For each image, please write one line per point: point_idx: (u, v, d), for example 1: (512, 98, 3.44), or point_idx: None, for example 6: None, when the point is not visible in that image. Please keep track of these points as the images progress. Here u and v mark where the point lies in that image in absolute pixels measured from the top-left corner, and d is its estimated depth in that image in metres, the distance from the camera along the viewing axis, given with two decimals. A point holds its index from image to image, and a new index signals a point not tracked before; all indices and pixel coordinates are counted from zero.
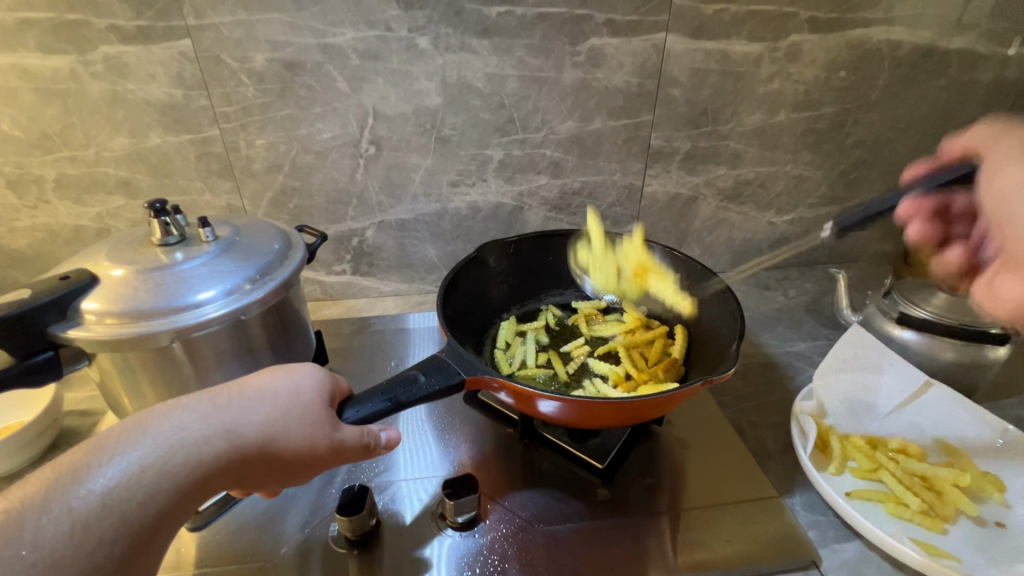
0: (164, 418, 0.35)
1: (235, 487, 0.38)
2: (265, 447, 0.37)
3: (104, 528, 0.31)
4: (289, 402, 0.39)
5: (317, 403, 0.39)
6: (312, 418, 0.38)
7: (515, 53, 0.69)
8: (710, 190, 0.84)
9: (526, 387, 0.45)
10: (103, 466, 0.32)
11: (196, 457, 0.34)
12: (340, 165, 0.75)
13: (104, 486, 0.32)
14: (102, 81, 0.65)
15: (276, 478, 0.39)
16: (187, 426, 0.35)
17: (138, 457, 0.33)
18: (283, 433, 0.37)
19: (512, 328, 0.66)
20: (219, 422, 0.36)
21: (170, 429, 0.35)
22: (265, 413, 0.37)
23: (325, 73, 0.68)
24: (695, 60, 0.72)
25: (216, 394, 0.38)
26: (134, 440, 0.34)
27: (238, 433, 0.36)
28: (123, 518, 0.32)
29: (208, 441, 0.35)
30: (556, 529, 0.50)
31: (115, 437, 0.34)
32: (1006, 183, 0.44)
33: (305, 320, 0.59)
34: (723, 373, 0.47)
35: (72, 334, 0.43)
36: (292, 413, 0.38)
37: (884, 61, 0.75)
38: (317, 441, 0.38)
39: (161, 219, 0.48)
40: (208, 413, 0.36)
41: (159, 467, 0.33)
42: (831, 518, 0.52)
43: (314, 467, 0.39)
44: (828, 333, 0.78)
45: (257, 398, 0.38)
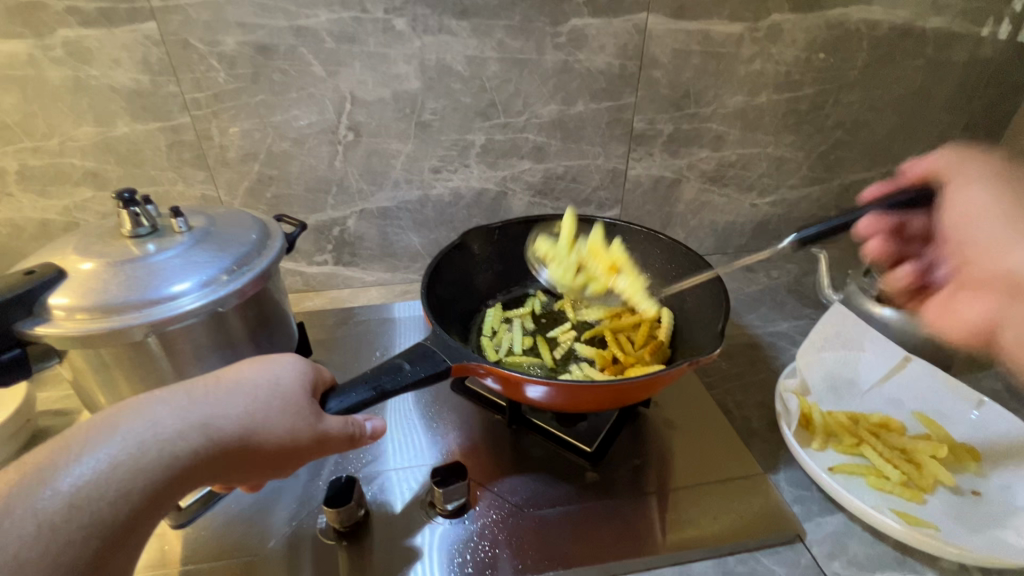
0: (135, 412, 0.34)
1: (216, 482, 0.37)
2: (243, 440, 0.36)
3: (74, 530, 0.30)
4: (269, 393, 0.38)
5: (298, 393, 0.39)
6: (293, 409, 0.38)
7: (494, 35, 0.68)
8: (693, 172, 0.84)
9: (512, 372, 0.45)
10: (70, 466, 0.31)
11: (171, 453, 0.33)
12: (318, 152, 0.73)
13: (71, 485, 0.31)
14: (63, 67, 0.62)
15: (258, 472, 0.38)
16: (160, 421, 0.34)
17: (107, 455, 0.32)
18: (263, 426, 0.36)
19: (499, 315, 0.65)
20: (194, 416, 0.35)
21: (142, 424, 0.33)
22: (243, 405, 0.36)
23: (299, 56, 0.66)
24: (676, 41, 0.71)
25: (192, 386, 0.37)
26: (103, 436, 0.32)
27: (215, 426, 0.35)
28: (94, 519, 0.31)
29: (183, 436, 0.34)
30: (546, 513, 0.50)
31: (83, 435, 0.33)
32: (958, 204, 0.52)
33: (286, 312, 0.58)
34: (708, 354, 0.46)
35: (40, 330, 0.41)
36: (272, 405, 0.37)
37: (863, 41, 0.75)
38: (299, 431, 0.37)
39: (130, 209, 0.46)
40: (183, 407, 0.35)
41: (131, 465, 0.32)
42: (814, 492, 0.53)
43: (298, 459, 0.38)
44: (810, 313, 0.79)
45: (235, 390, 0.37)
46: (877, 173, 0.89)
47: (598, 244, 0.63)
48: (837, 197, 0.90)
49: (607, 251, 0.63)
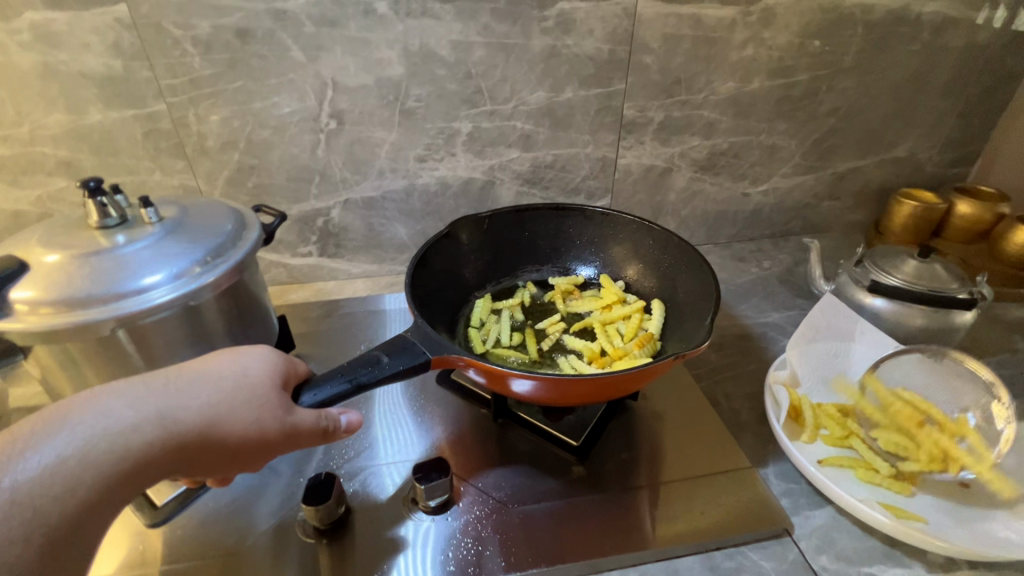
0: (88, 405, 0.33)
1: (177, 477, 0.36)
2: (205, 433, 0.35)
3: (15, 527, 0.29)
4: (234, 384, 0.36)
5: (266, 385, 0.37)
6: (259, 402, 0.36)
7: (479, 19, 0.66)
8: (684, 160, 0.82)
9: (495, 365, 0.44)
10: (15, 460, 0.30)
11: (125, 446, 0.32)
12: (299, 140, 0.71)
13: (14, 481, 0.29)
14: (31, 52, 0.60)
15: (222, 466, 0.37)
16: (115, 413, 0.33)
17: (57, 448, 0.31)
18: (225, 419, 0.35)
19: (487, 306, 0.64)
20: (153, 408, 0.34)
21: (94, 417, 0.32)
22: (205, 398, 0.35)
23: (278, 41, 0.64)
24: (667, 26, 0.70)
25: (152, 377, 0.35)
26: (53, 431, 0.31)
27: (173, 419, 0.34)
28: (39, 514, 0.30)
29: (139, 429, 0.33)
30: (532, 509, 0.49)
31: (31, 429, 0.31)
32: None
33: (266, 304, 0.56)
34: (696, 347, 0.45)
35: (2, 326, 0.40)
36: (236, 397, 0.36)
37: (857, 26, 0.74)
38: (265, 424, 0.36)
39: (97, 199, 0.44)
40: (140, 399, 0.34)
41: (81, 458, 0.31)
42: (803, 485, 0.52)
43: (265, 453, 0.37)
44: (802, 303, 0.78)
45: (199, 381, 0.36)
46: (870, 161, 0.87)
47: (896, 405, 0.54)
48: (831, 186, 0.89)
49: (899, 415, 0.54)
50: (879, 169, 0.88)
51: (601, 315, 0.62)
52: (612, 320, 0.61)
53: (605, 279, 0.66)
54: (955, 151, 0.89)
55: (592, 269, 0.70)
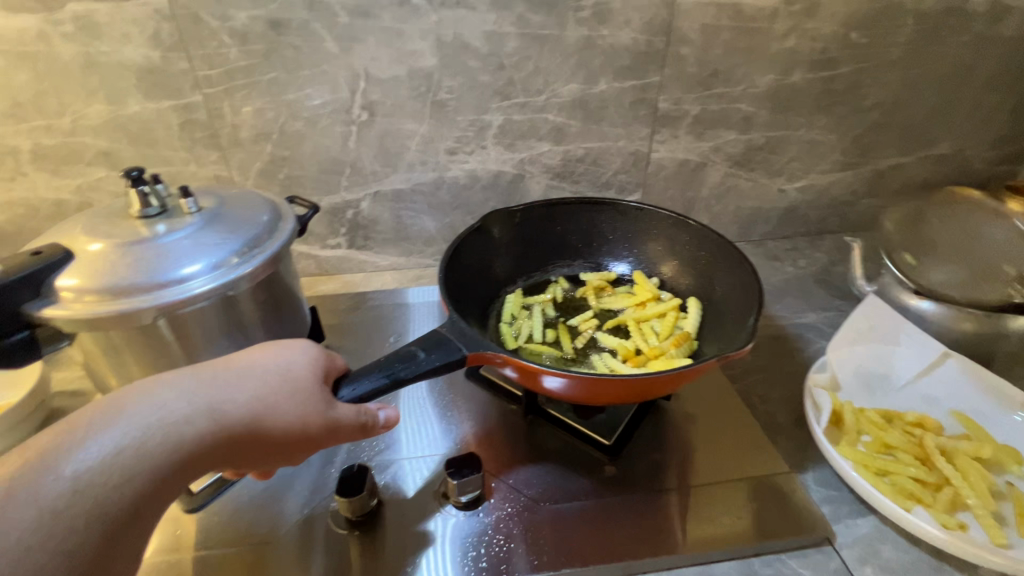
0: (142, 397, 0.33)
1: (224, 470, 0.36)
2: (254, 426, 0.35)
3: (77, 516, 0.29)
4: (279, 379, 0.37)
5: (308, 378, 0.38)
6: (304, 395, 0.37)
7: (514, 9, 0.65)
8: (719, 155, 0.80)
9: (530, 362, 0.43)
10: (75, 449, 0.30)
11: (178, 438, 0.32)
12: (331, 132, 0.71)
13: (75, 470, 0.29)
14: (74, 43, 0.61)
15: (267, 460, 0.37)
16: (167, 405, 0.33)
17: (114, 439, 0.31)
18: (272, 411, 0.35)
19: (518, 301, 0.63)
20: (204, 400, 0.34)
21: (149, 409, 0.32)
22: (252, 391, 0.35)
23: (312, 32, 0.64)
24: (706, 16, 0.68)
25: (200, 371, 0.36)
26: (109, 421, 0.31)
27: (223, 411, 0.34)
28: (99, 504, 0.29)
29: (191, 421, 0.33)
30: (563, 507, 0.49)
31: (87, 419, 0.31)
32: None
33: (299, 296, 0.57)
34: (739, 350, 0.44)
35: (49, 313, 0.40)
36: (281, 391, 0.36)
37: (906, 15, 0.71)
38: (309, 417, 0.36)
39: (139, 188, 0.45)
40: (191, 391, 0.34)
41: (137, 449, 0.31)
42: (844, 493, 0.51)
43: (308, 447, 0.37)
44: (840, 304, 0.75)
45: (245, 375, 0.36)
46: (914, 158, 0.84)
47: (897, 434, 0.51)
48: (871, 183, 0.86)
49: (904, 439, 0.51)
50: (923, 166, 0.85)
51: (635, 313, 0.61)
52: (646, 318, 0.60)
53: (638, 276, 0.65)
54: (1006, 148, 0.85)
55: (625, 266, 0.69)
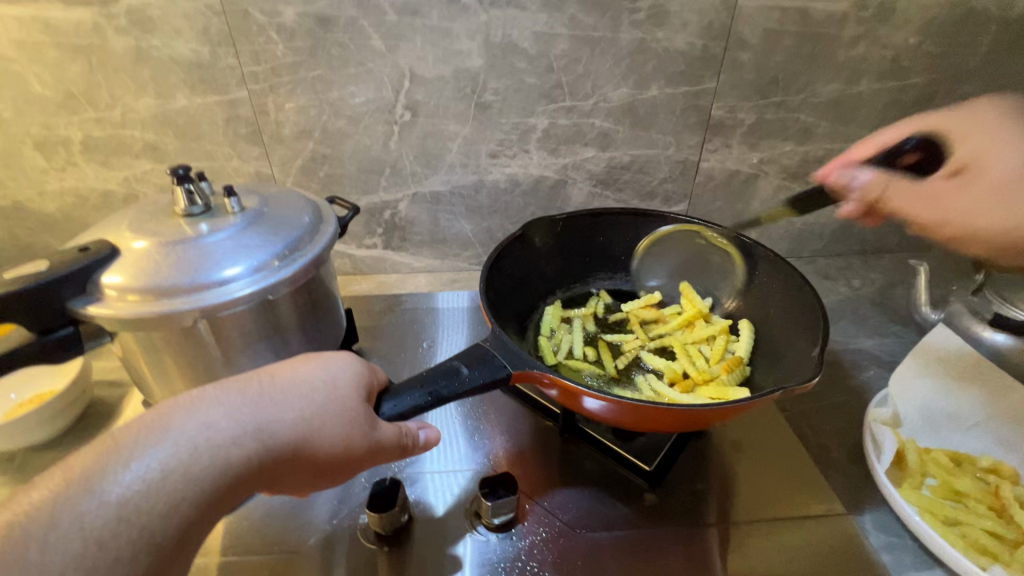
0: (186, 414, 0.32)
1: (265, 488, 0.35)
2: (299, 448, 0.34)
3: (122, 547, 0.27)
4: (326, 396, 0.35)
5: (353, 395, 0.36)
6: (349, 416, 0.35)
7: (566, 10, 0.62)
8: (773, 166, 0.76)
9: (576, 384, 0.41)
10: (119, 472, 0.29)
11: (224, 461, 0.31)
12: (373, 132, 0.70)
13: (120, 496, 0.28)
14: (127, 37, 0.61)
15: (308, 479, 0.36)
16: (213, 424, 0.31)
17: (160, 461, 0.30)
18: (319, 432, 0.34)
19: (557, 313, 0.61)
20: (249, 419, 0.32)
21: (195, 428, 0.31)
22: (299, 409, 0.34)
23: (359, 29, 0.63)
24: (769, 20, 0.64)
25: (245, 384, 0.34)
26: (154, 440, 0.30)
27: (270, 432, 0.33)
28: (143, 533, 0.28)
29: (238, 442, 0.31)
30: (599, 536, 0.46)
31: (130, 438, 0.30)
32: None
33: (336, 299, 0.56)
34: (802, 385, 0.41)
35: (93, 311, 0.40)
36: (328, 409, 0.35)
37: (990, 23, 0.65)
38: (355, 440, 0.35)
39: (184, 186, 0.44)
40: (237, 409, 0.33)
41: (183, 474, 0.30)
42: (906, 541, 0.47)
43: (351, 468, 0.36)
44: (899, 331, 0.70)
45: (291, 390, 0.35)
46: None
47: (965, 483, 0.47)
48: None
49: (974, 489, 0.47)
50: None
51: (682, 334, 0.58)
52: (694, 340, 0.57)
53: (685, 292, 0.62)
54: None
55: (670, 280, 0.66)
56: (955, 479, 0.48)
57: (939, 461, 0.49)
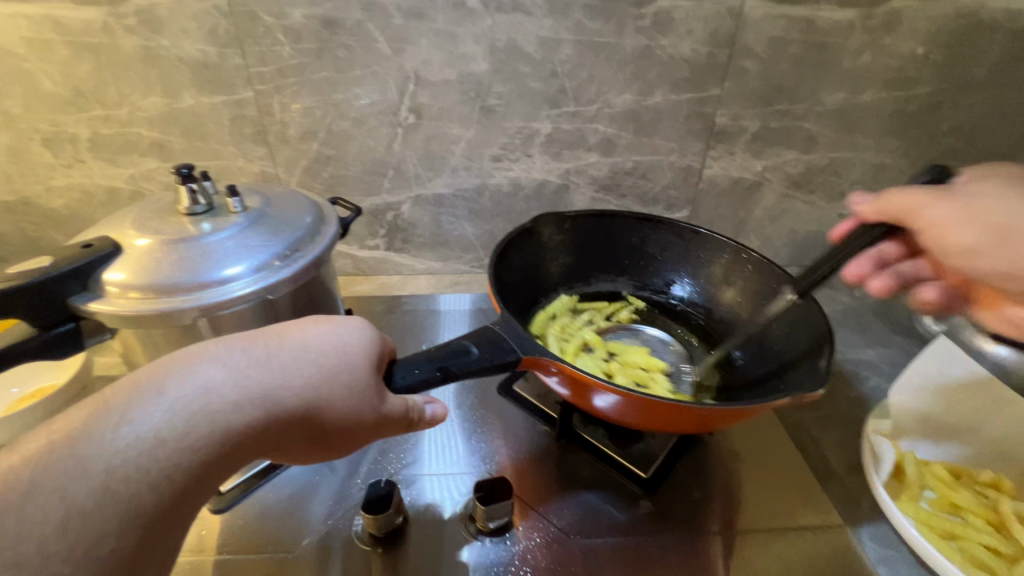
0: (187, 376, 0.31)
1: (266, 455, 0.34)
2: (302, 417, 0.33)
3: (112, 514, 0.28)
4: (334, 364, 0.34)
5: (360, 366, 0.35)
6: (355, 389, 0.34)
7: (571, 15, 0.63)
8: (776, 175, 0.76)
9: (585, 374, 0.41)
10: (114, 433, 0.29)
11: (222, 429, 0.30)
12: (377, 134, 0.70)
13: (114, 458, 0.28)
14: (135, 36, 0.62)
15: (309, 448, 0.35)
16: (213, 388, 0.31)
17: (156, 425, 0.29)
18: (324, 404, 0.33)
19: (574, 300, 0.64)
20: (251, 383, 0.32)
21: (194, 391, 0.31)
22: (303, 377, 0.33)
23: (365, 32, 0.63)
24: (775, 28, 0.64)
25: (250, 346, 0.33)
26: (152, 402, 0.30)
27: (273, 400, 0.32)
28: (135, 500, 0.28)
29: (239, 410, 0.31)
30: (594, 542, 0.46)
31: (128, 398, 0.30)
32: None
33: (336, 299, 0.56)
34: (809, 395, 0.42)
35: (94, 307, 0.40)
36: (334, 380, 0.34)
37: (997, 34, 0.65)
38: (361, 413, 0.34)
39: (188, 185, 0.45)
40: (240, 374, 0.32)
41: (179, 441, 0.29)
42: (903, 554, 0.47)
43: (354, 440, 0.36)
44: (902, 341, 0.70)
45: (296, 356, 0.34)
46: None
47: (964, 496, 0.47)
48: None
49: (972, 501, 0.47)
50: None
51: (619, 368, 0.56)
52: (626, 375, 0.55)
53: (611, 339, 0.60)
54: None
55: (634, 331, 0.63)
56: (954, 491, 0.47)
57: (938, 473, 0.49)
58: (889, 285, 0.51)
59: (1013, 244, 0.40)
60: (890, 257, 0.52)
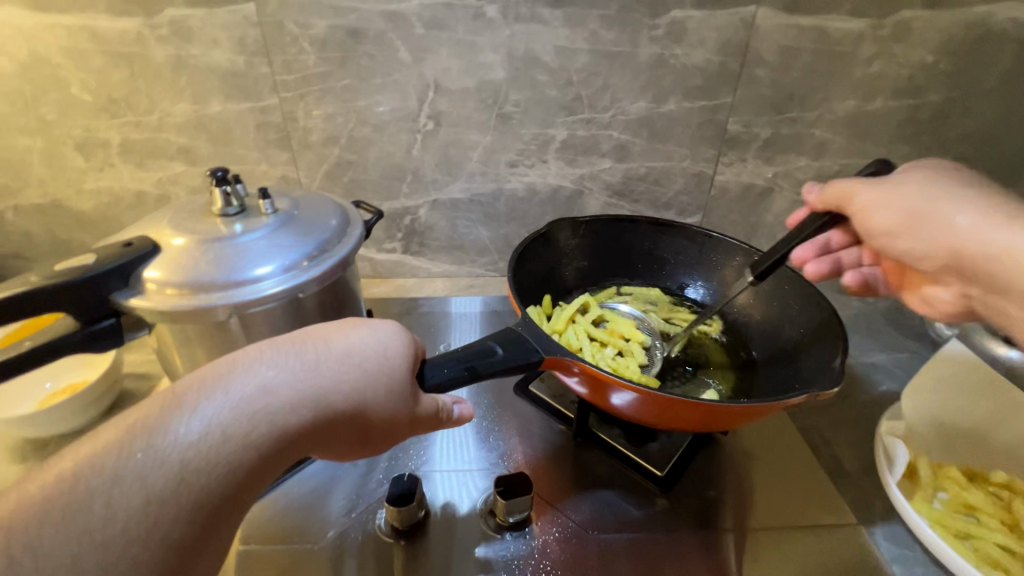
0: (245, 375, 0.32)
1: (311, 452, 0.35)
2: (351, 417, 0.34)
3: (181, 506, 0.28)
4: (378, 367, 0.35)
5: (400, 368, 0.36)
6: (398, 391, 0.35)
7: (588, 26, 0.64)
8: (788, 181, 0.77)
9: (605, 373, 0.42)
10: (180, 430, 0.29)
11: (280, 427, 0.31)
12: (396, 139, 0.72)
13: (182, 454, 0.29)
14: (168, 46, 0.64)
15: (351, 445, 0.36)
16: (271, 388, 0.32)
17: (220, 422, 0.30)
18: (370, 404, 0.34)
19: (665, 297, 0.66)
20: (304, 383, 0.33)
21: (253, 390, 0.31)
22: (352, 378, 0.34)
23: (387, 42, 0.65)
24: (786, 37, 0.65)
25: (300, 348, 0.34)
26: (215, 400, 0.30)
27: (325, 401, 0.33)
28: (201, 494, 0.29)
29: (294, 410, 0.32)
30: (612, 537, 0.47)
31: (190, 396, 0.31)
32: None
33: (358, 299, 0.57)
34: (824, 392, 0.42)
35: (134, 303, 0.42)
36: (379, 382, 0.35)
37: (1007, 43, 0.66)
38: (400, 414, 0.36)
39: (222, 188, 0.47)
40: (294, 374, 0.33)
41: (242, 438, 0.30)
42: (917, 553, 0.47)
43: (390, 439, 0.37)
44: (914, 346, 0.71)
45: (344, 358, 0.34)
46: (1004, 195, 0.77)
47: (977, 497, 0.48)
48: None
49: (986, 501, 0.48)
50: None
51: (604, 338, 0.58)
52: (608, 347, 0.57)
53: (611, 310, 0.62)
54: None
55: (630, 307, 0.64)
56: (968, 491, 0.48)
57: (951, 473, 0.50)
58: (819, 270, 0.54)
59: (923, 228, 0.42)
60: (834, 244, 0.54)
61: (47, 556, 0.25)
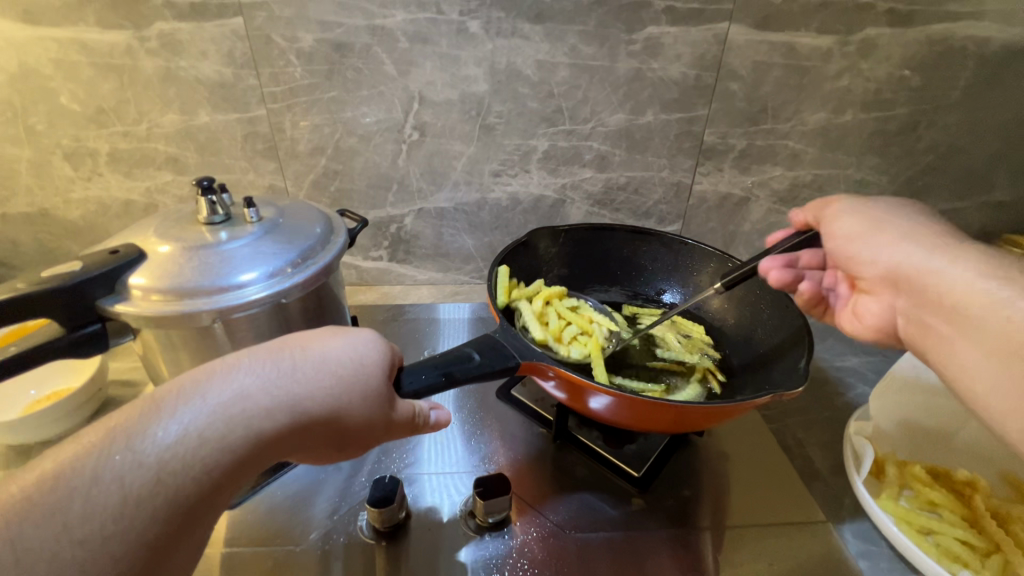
0: (223, 381, 0.33)
1: (288, 455, 0.36)
2: (326, 421, 0.35)
3: (158, 505, 0.29)
4: (354, 373, 0.36)
5: (377, 375, 0.37)
6: (373, 396, 0.36)
7: (567, 40, 0.67)
8: (763, 190, 0.79)
9: (580, 376, 0.43)
10: (158, 433, 0.30)
11: (255, 431, 0.32)
12: (382, 150, 0.74)
13: (160, 456, 0.30)
14: (156, 58, 0.66)
15: (327, 448, 0.37)
16: (248, 395, 0.33)
17: (198, 427, 0.31)
18: (345, 409, 0.35)
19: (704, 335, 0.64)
20: (281, 389, 0.34)
21: (231, 396, 0.32)
22: (327, 385, 0.35)
23: (372, 55, 0.67)
24: (758, 53, 0.68)
25: (279, 355, 0.35)
26: (193, 405, 0.31)
27: (301, 407, 0.34)
28: (177, 495, 0.30)
29: (271, 415, 0.33)
30: (588, 537, 0.48)
31: (170, 401, 0.32)
32: None
33: (342, 305, 0.58)
34: (791, 392, 0.44)
35: (119, 308, 0.43)
36: (355, 388, 0.36)
37: (968, 59, 0.69)
38: (376, 419, 0.37)
39: (207, 197, 0.48)
40: (271, 381, 0.34)
41: (217, 442, 0.31)
42: (883, 549, 0.49)
43: (366, 443, 0.38)
44: (885, 349, 0.73)
45: (320, 366, 0.35)
46: (971, 204, 0.80)
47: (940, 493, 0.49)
48: None
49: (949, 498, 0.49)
50: (982, 212, 0.80)
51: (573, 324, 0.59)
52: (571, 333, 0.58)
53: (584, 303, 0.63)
54: None
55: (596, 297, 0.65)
56: (932, 488, 0.50)
57: (916, 472, 0.51)
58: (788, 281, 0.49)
59: (880, 239, 0.44)
60: (801, 263, 0.52)
61: (27, 551, 0.26)
